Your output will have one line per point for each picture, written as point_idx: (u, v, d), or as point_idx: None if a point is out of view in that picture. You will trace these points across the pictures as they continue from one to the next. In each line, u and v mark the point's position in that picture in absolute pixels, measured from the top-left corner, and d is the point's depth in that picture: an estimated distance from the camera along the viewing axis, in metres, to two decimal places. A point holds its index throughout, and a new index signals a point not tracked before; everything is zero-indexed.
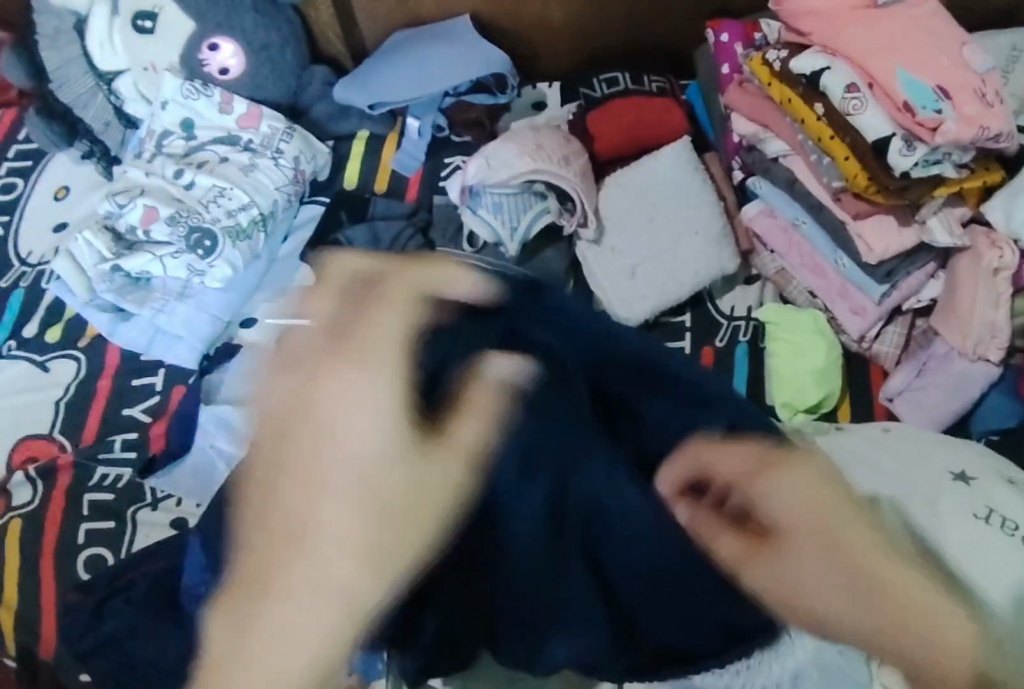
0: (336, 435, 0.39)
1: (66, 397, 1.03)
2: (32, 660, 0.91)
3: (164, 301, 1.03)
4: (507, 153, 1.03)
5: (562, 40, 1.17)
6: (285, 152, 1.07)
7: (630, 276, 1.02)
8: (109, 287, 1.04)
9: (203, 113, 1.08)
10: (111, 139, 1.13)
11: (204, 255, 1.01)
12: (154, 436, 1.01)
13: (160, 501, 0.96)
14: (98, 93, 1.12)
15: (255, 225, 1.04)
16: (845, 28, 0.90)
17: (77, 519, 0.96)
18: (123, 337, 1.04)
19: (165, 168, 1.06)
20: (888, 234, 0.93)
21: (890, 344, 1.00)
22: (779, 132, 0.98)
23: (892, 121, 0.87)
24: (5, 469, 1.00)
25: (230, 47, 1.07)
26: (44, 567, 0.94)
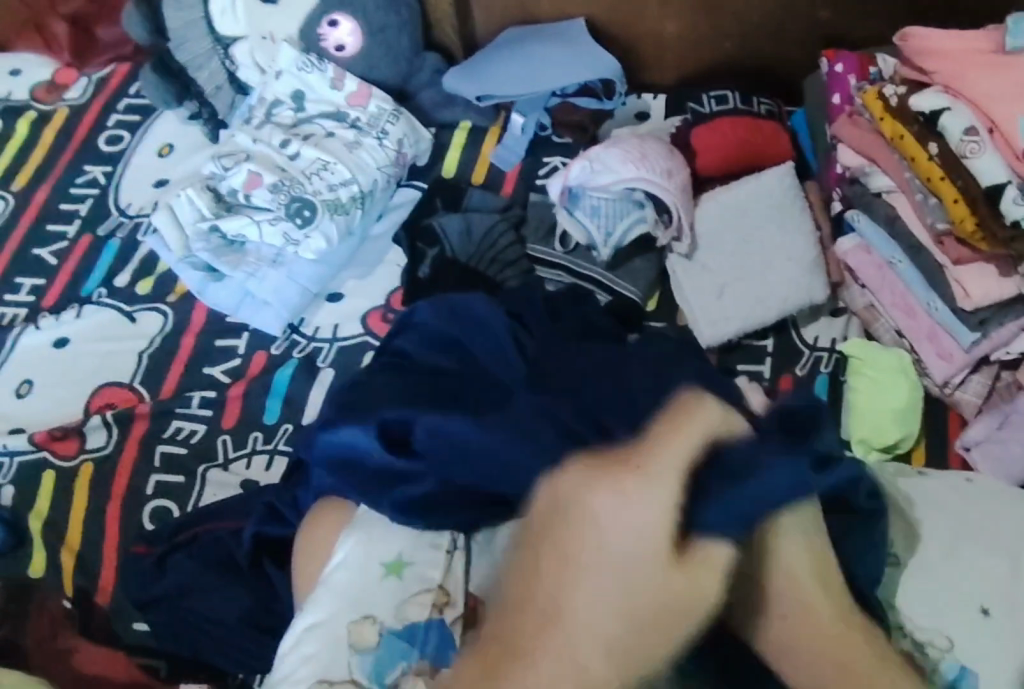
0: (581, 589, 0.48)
1: (150, 349, 1.05)
2: (87, 604, 0.91)
3: (256, 266, 1.05)
4: (610, 158, 1.04)
5: (670, 53, 1.17)
6: (390, 133, 1.09)
7: (718, 295, 1.02)
8: (205, 246, 1.05)
9: (315, 86, 1.10)
10: (220, 103, 1.16)
11: (301, 225, 1.03)
12: (231, 398, 1.01)
13: (230, 462, 0.98)
14: (214, 56, 1.14)
15: (355, 201, 1.06)
16: (968, 72, 0.89)
17: (148, 469, 0.97)
18: (213, 297, 1.06)
19: (273, 136, 1.09)
20: (987, 283, 0.92)
21: (974, 393, 0.98)
22: (885, 167, 0.98)
23: (1009, 168, 0.86)
24: (83, 411, 1.01)
25: (348, 25, 1.09)
26: (109, 511, 0.95)
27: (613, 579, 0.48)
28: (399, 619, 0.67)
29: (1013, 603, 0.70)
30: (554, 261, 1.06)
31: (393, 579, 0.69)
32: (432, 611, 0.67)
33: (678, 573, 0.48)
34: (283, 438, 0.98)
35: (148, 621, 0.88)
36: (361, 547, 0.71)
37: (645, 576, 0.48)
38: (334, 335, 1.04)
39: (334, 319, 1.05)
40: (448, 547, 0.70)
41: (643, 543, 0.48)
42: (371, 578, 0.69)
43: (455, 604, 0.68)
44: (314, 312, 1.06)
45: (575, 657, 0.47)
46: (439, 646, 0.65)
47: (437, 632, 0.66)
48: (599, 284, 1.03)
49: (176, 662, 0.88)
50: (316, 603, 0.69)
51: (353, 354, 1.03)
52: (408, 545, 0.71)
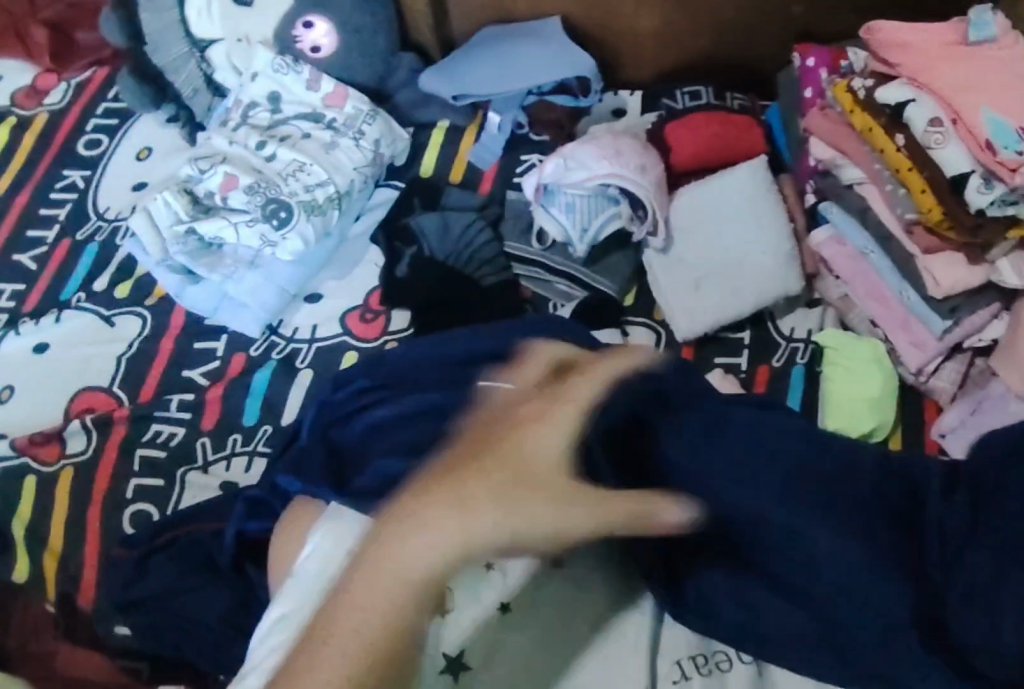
0: (519, 469, 0.49)
1: (129, 352, 1.05)
2: (70, 609, 0.92)
3: (234, 268, 1.06)
4: (585, 154, 1.04)
5: (645, 50, 1.18)
6: (366, 134, 1.09)
7: (693, 288, 1.02)
8: (182, 249, 1.06)
9: (291, 88, 1.10)
10: (198, 105, 1.16)
11: (277, 227, 1.03)
12: (209, 400, 1.02)
13: (211, 464, 0.98)
14: (191, 59, 1.14)
15: (332, 202, 1.06)
16: (934, 63, 0.91)
17: (128, 473, 0.98)
18: (190, 300, 1.06)
19: (248, 138, 1.09)
20: (956, 271, 0.92)
21: (947, 380, 0.99)
22: (856, 160, 0.99)
23: (972, 158, 0.87)
24: (63, 416, 1.01)
25: (324, 26, 1.10)
26: (90, 515, 0.96)
27: (541, 476, 0.50)
28: None
29: None
30: (531, 258, 1.06)
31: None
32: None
33: (504, 466, 0.49)
34: (263, 440, 0.99)
35: (128, 623, 0.89)
36: (330, 538, 0.74)
37: (541, 475, 0.50)
38: (312, 336, 1.05)
39: (313, 320, 1.06)
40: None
41: (561, 452, 0.51)
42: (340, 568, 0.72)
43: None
44: (292, 314, 1.07)
45: (521, 478, 0.49)
46: None
47: None
48: (576, 281, 1.05)
49: (157, 664, 0.88)
50: (288, 596, 0.72)
51: (332, 354, 1.04)
52: None
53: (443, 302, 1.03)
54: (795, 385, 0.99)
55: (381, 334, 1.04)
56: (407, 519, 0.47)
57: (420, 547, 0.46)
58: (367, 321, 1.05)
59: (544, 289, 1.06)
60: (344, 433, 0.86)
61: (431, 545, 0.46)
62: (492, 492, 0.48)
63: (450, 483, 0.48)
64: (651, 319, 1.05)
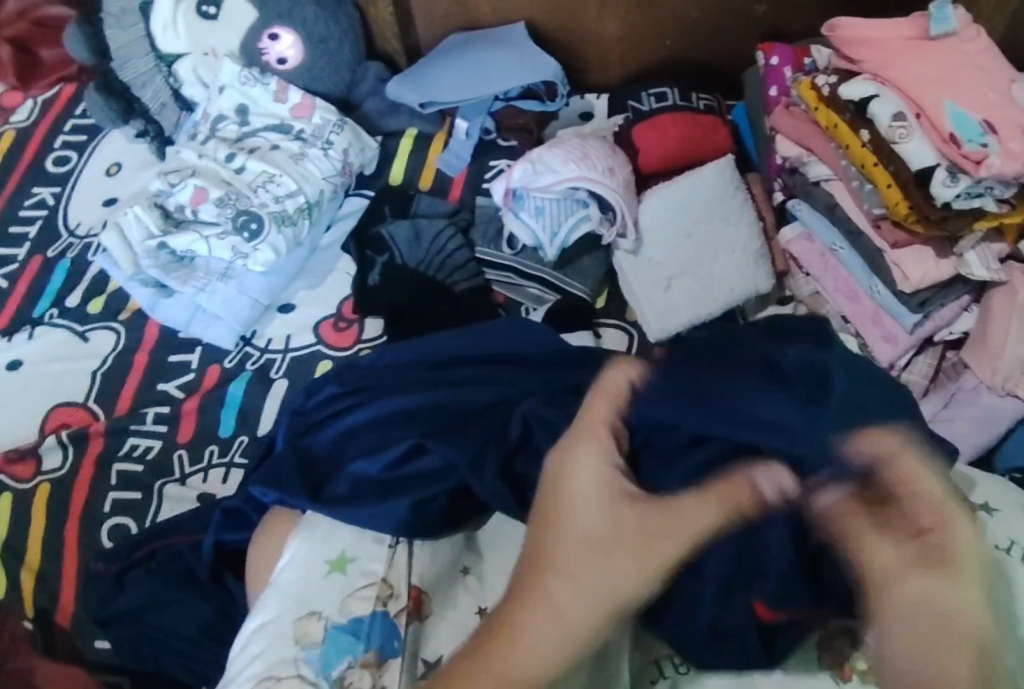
0: (591, 540, 0.51)
1: (103, 368, 1.05)
2: (49, 625, 0.92)
3: (206, 280, 1.05)
4: (552, 159, 1.04)
5: (611, 54, 1.18)
6: (335, 143, 1.09)
7: (665, 289, 1.03)
8: (154, 262, 1.06)
9: (258, 100, 1.11)
10: (166, 119, 1.17)
11: (249, 239, 1.04)
12: (185, 413, 1.02)
13: (187, 476, 0.98)
14: (158, 73, 1.14)
15: (302, 212, 1.07)
16: (894, 59, 0.92)
17: (105, 488, 0.98)
18: (164, 313, 1.06)
19: (217, 151, 1.09)
20: (924, 265, 0.93)
21: (919, 373, 1.00)
22: (822, 156, 0.99)
23: (936, 152, 0.88)
24: (38, 432, 1.01)
25: (290, 37, 1.10)
26: (67, 531, 0.96)
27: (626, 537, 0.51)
28: (343, 614, 0.71)
29: None
30: (503, 263, 1.07)
31: (337, 575, 0.73)
32: (377, 604, 0.71)
33: (625, 546, 0.51)
34: (239, 451, 0.99)
35: (109, 637, 0.89)
36: (305, 547, 0.75)
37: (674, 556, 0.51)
38: (287, 346, 1.05)
39: (287, 330, 1.06)
40: (389, 543, 0.74)
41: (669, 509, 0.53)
42: (316, 575, 0.73)
43: (399, 597, 0.71)
44: (266, 324, 1.07)
45: (602, 583, 0.50)
46: (382, 638, 0.69)
47: (382, 623, 0.70)
48: (548, 283, 1.05)
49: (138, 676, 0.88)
50: (264, 605, 0.73)
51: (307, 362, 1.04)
52: (351, 541, 0.75)
53: (419, 307, 1.04)
54: None
55: (355, 342, 1.05)
56: (545, 594, 0.50)
57: (549, 626, 0.49)
58: (341, 330, 1.06)
59: (515, 292, 1.07)
60: (315, 441, 0.84)
61: (542, 648, 0.49)
62: (616, 566, 0.50)
63: (567, 574, 0.50)
64: (623, 320, 1.06)
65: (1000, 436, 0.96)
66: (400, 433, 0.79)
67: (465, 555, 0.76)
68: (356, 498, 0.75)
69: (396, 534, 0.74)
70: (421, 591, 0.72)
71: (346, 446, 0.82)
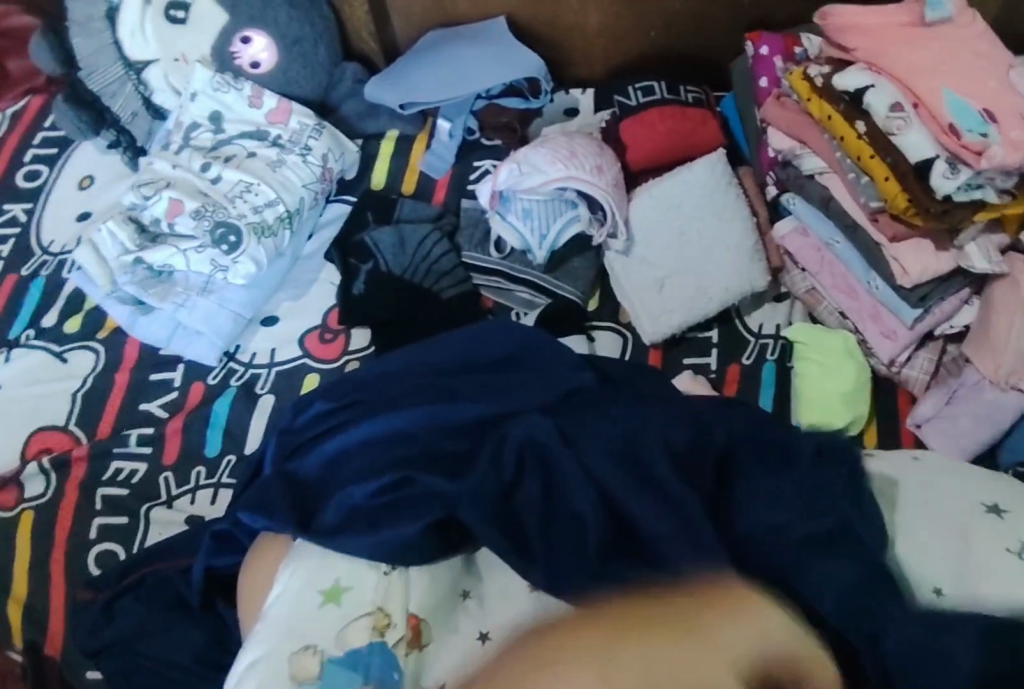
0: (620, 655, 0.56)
1: (83, 389, 1.02)
2: (39, 657, 0.89)
3: (186, 295, 1.02)
4: (538, 159, 1.01)
5: (594, 48, 1.15)
6: (314, 149, 1.06)
7: (658, 289, 1.00)
8: (130, 279, 1.03)
9: (233, 106, 1.07)
10: (138, 129, 1.13)
11: (228, 251, 1.00)
12: (169, 433, 0.99)
13: (175, 499, 0.95)
14: (128, 81, 1.10)
15: (282, 222, 1.03)
16: (888, 49, 0.90)
17: (89, 513, 0.95)
18: (143, 331, 1.03)
19: (192, 161, 1.06)
20: (924, 258, 0.91)
21: (920, 369, 0.97)
22: (816, 148, 0.97)
23: (935, 143, 0.85)
24: (19, 459, 0.98)
25: (262, 40, 1.06)
26: (52, 561, 0.93)
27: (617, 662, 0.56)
28: (341, 647, 0.68)
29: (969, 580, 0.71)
30: (490, 267, 1.04)
31: (332, 606, 0.70)
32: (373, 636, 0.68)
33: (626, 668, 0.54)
34: (226, 471, 0.96)
35: (98, 670, 0.86)
36: (299, 574, 0.72)
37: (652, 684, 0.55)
38: (271, 360, 1.02)
39: (271, 343, 1.03)
40: (385, 569, 0.71)
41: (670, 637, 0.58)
42: (309, 608, 0.70)
43: (396, 626, 0.68)
44: (249, 338, 1.04)
45: None
46: (382, 670, 0.66)
47: (382, 653, 0.67)
48: (538, 286, 1.03)
49: None
50: (256, 640, 0.69)
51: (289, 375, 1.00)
52: (346, 570, 0.72)
53: (410, 319, 1.00)
54: (767, 383, 0.98)
55: (341, 354, 1.02)
56: None
57: None
58: (327, 342, 1.03)
59: (505, 297, 1.05)
60: (302, 464, 0.81)
61: None
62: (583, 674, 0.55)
63: None
64: (617, 323, 1.03)
65: (1000, 433, 0.92)
66: (391, 457, 0.77)
67: (462, 578, 0.73)
68: (351, 528, 0.72)
69: (393, 560, 0.71)
70: (419, 621, 0.69)
71: (335, 471, 0.79)
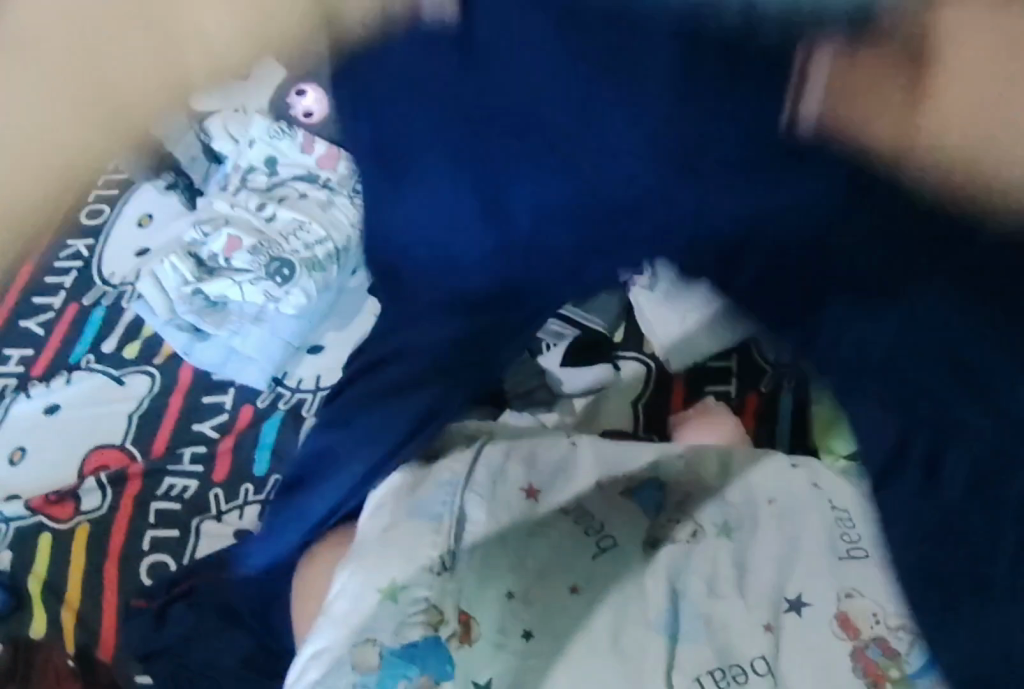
0: None
1: (139, 411, 1.08)
2: (88, 663, 0.93)
3: (241, 325, 1.09)
4: None
5: None
6: (360, 191, 1.15)
7: (680, 319, 1.07)
8: (189, 309, 1.10)
9: (286, 152, 1.19)
10: (197, 172, 1.20)
11: (281, 283, 1.09)
12: (220, 452, 1.05)
13: (225, 514, 1.01)
14: (189, 130, 1.20)
15: (331, 258, 1.11)
16: None
17: (143, 525, 1.00)
18: (199, 357, 1.10)
19: (249, 201, 1.15)
20: None
21: None
22: None
23: None
24: (77, 475, 1.04)
25: (315, 94, 1.18)
26: (107, 571, 0.98)
27: None
28: (397, 639, 0.79)
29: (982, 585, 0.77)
30: None
31: (389, 603, 0.81)
32: (428, 629, 0.79)
33: None
34: (273, 488, 1.02)
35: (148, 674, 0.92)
36: (358, 576, 0.83)
37: None
38: (317, 385, 1.09)
39: (317, 370, 1.10)
40: (436, 572, 0.82)
41: None
42: (370, 603, 0.81)
43: (448, 621, 0.80)
44: (296, 364, 1.10)
45: None
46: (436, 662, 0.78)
47: (438, 650, 0.79)
48: (569, 319, 1.11)
49: None
50: (322, 633, 0.81)
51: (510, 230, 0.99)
52: (401, 571, 0.82)
53: None
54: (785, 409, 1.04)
55: None
56: None
57: None
58: None
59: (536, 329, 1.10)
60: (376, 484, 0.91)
61: None
62: None
63: None
64: (641, 353, 1.09)
65: None
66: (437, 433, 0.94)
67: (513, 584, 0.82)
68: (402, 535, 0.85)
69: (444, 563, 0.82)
70: (469, 617, 0.80)
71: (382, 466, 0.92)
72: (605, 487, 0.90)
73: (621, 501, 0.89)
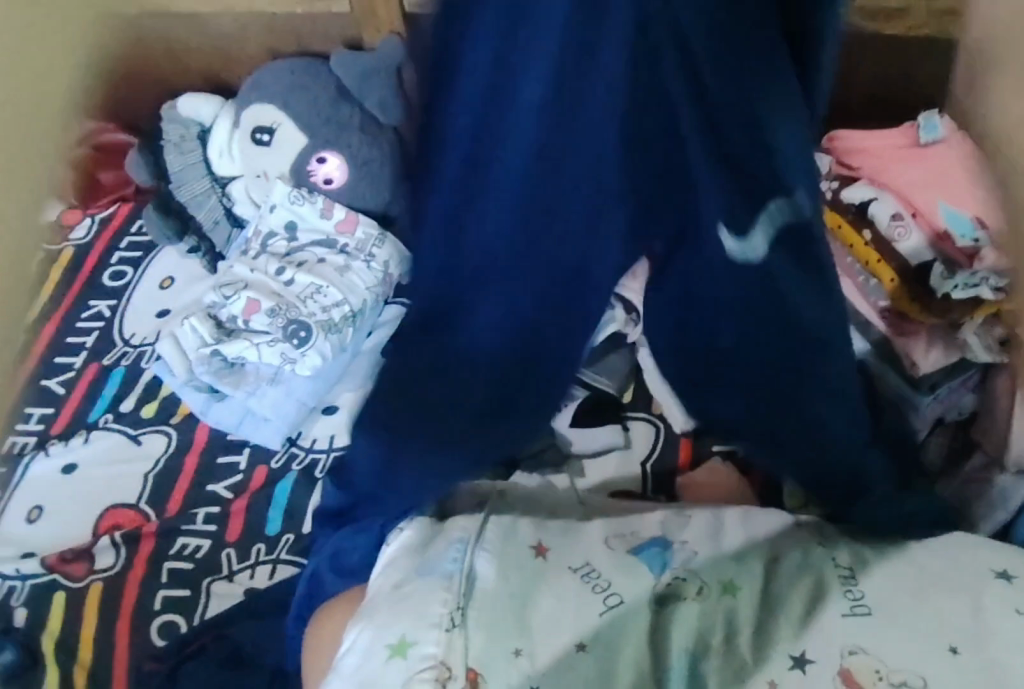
0: None
1: (155, 470, 1.10)
2: None
3: (257, 384, 1.12)
4: None
5: None
6: (376, 256, 1.18)
7: None
8: (207, 369, 1.13)
9: (306, 217, 1.20)
10: (218, 237, 1.27)
11: (298, 345, 1.11)
12: (234, 512, 1.06)
13: (235, 573, 1.02)
14: (212, 194, 1.26)
15: (346, 320, 1.14)
16: (891, 167, 1.05)
17: (154, 585, 1.00)
18: (215, 415, 1.13)
19: (268, 265, 1.18)
20: (934, 351, 1.01)
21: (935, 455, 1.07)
22: (828, 254, 1.06)
23: (931, 248, 1.00)
24: (91, 533, 1.05)
25: (336, 160, 1.19)
26: (118, 628, 0.98)
27: None
28: None
29: (977, 642, 0.75)
30: None
31: (398, 660, 0.75)
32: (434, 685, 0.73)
33: None
34: (285, 548, 1.03)
35: None
36: (368, 633, 0.78)
37: None
38: (330, 445, 1.11)
39: (331, 429, 1.12)
40: (446, 628, 0.77)
41: None
42: (377, 660, 0.75)
43: (456, 677, 0.74)
44: (310, 425, 1.13)
45: None
46: None
47: None
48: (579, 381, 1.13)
49: None
50: None
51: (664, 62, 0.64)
52: (410, 627, 0.77)
53: None
54: None
55: None
56: None
57: None
58: None
59: None
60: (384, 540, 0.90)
61: None
62: None
63: None
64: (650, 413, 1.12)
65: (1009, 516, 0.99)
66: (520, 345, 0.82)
67: (514, 639, 0.76)
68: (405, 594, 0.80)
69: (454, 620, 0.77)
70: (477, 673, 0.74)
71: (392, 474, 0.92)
72: (612, 544, 0.85)
73: (624, 557, 0.84)
